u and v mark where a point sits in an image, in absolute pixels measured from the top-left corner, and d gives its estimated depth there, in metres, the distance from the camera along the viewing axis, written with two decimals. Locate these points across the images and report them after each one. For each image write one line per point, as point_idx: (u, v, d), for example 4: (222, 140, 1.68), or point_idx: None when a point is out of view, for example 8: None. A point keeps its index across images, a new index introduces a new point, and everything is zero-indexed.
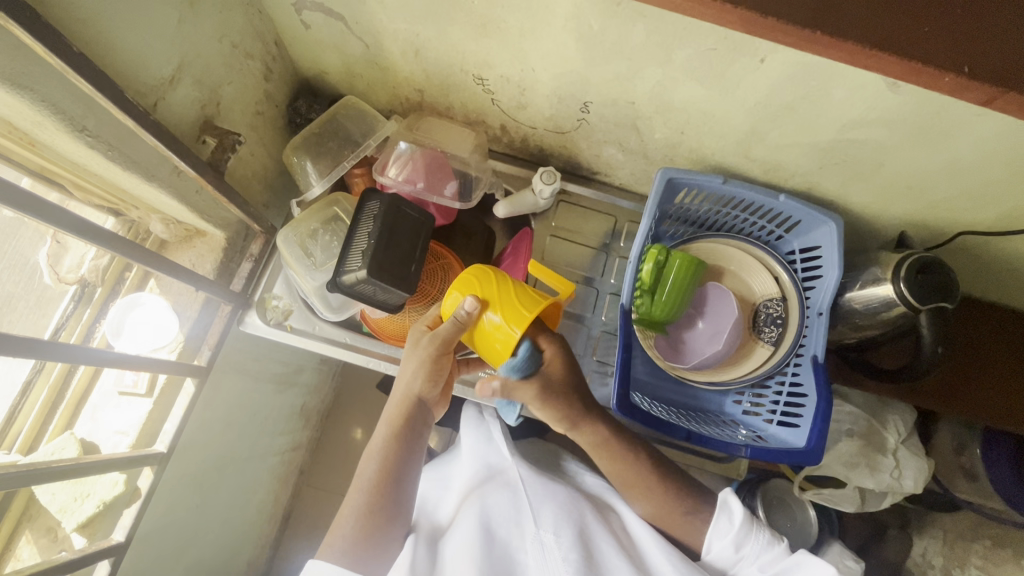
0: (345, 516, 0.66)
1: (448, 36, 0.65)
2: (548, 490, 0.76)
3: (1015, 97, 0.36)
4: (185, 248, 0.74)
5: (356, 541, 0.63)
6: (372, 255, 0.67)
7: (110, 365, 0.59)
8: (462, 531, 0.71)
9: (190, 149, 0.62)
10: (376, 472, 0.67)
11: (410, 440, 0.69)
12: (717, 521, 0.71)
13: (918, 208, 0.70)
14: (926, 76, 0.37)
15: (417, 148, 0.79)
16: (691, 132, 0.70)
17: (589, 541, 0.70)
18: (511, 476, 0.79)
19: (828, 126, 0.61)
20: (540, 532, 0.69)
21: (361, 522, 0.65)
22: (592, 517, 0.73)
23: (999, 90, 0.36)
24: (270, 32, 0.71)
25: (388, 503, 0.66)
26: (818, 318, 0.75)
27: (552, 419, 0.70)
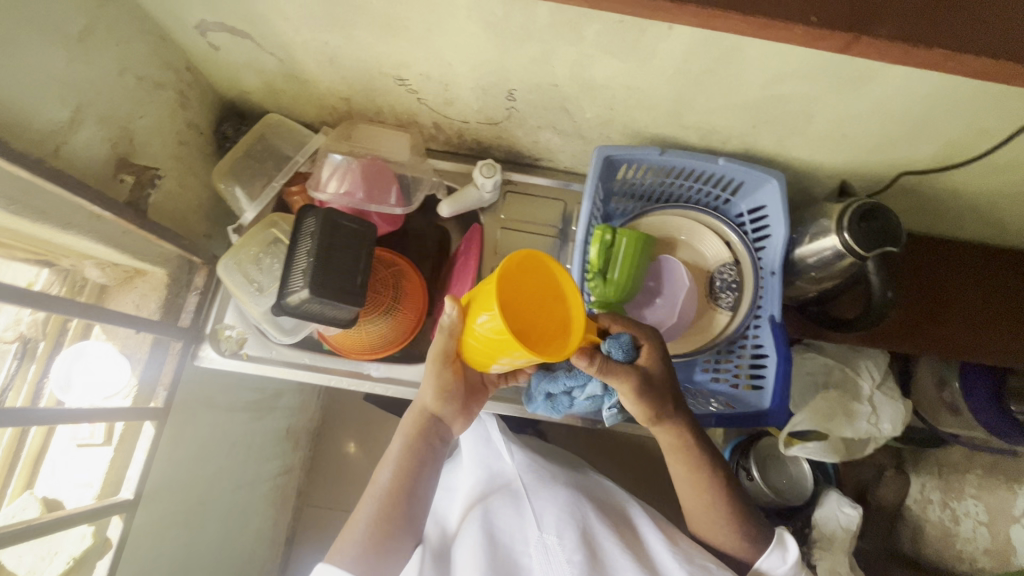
0: (354, 530, 0.65)
1: (358, 41, 0.63)
2: (550, 493, 0.76)
3: (871, 40, 0.38)
4: (126, 290, 0.73)
5: (367, 547, 0.63)
6: (312, 274, 0.66)
7: (60, 422, 0.58)
8: (467, 538, 0.70)
9: (105, 191, 0.61)
10: (387, 489, 0.66)
11: (425, 455, 0.68)
12: (771, 551, 0.69)
13: (856, 155, 0.69)
14: (773, 30, 0.38)
15: (352, 158, 0.77)
16: (620, 107, 0.68)
17: (592, 539, 0.70)
18: (514, 481, 0.79)
19: (751, 85, 0.60)
20: (544, 536, 0.69)
21: (371, 535, 0.64)
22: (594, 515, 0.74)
23: (856, 34, 0.38)
24: (180, 58, 0.69)
25: (399, 523, 0.65)
26: (772, 278, 0.74)
27: (659, 394, 0.64)
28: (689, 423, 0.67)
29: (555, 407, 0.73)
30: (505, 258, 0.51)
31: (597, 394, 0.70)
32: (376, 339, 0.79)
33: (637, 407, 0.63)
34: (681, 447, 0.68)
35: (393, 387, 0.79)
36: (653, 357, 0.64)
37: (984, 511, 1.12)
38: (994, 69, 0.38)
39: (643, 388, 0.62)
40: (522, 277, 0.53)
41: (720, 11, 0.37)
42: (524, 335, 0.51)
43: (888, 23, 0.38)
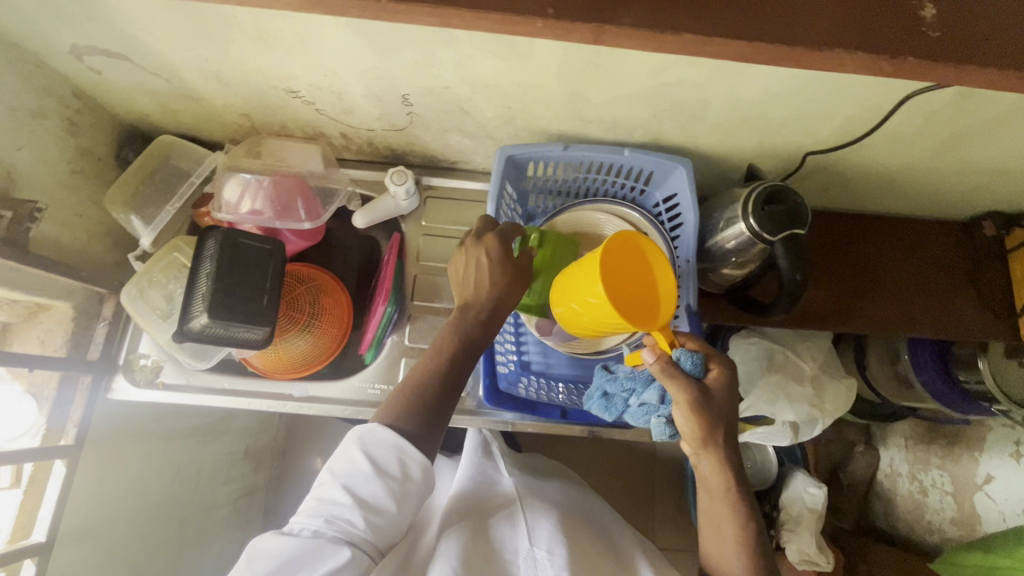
0: (401, 400, 0.60)
1: (236, 55, 0.61)
2: (541, 507, 0.74)
3: (613, 29, 0.37)
4: (28, 328, 0.70)
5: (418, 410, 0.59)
6: (211, 297, 0.64)
7: None
8: (459, 536, 0.66)
9: None
10: (447, 360, 0.62)
11: (483, 339, 0.64)
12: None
13: (761, 138, 0.68)
14: (522, 27, 0.38)
15: (261, 175, 0.75)
16: (518, 105, 0.67)
17: (579, 555, 0.67)
18: (510, 495, 0.76)
19: (638, 76, 0.59)
20: (534, 550, 0.66)
21: (421, 411, 0.59)
22: (574, 529, 0.73)
23: (598, 24, 0.37)
24: (63, 84, 0.67)
25: (448, 399, 0.61)
26: (688, 267, 0.73)
27: (722, 419, 0.58)
28: (735, 462, 0.60)
29: (610, 409, 0.67)
30: (602, 243, 0.54)
31: (652, 404, 0.63)
32: (297, 356, 0.77)
33: (686, 420, 0.58)
34: (721, 486, 0.60)
35: (317, 406, 0.78)
36: (718, 381, 0.58)
37: (949, 481, 1.10)
38: (754, 52, 0.38)
39: (701, 404, 0.56)
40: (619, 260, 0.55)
41: (465, 10, 0.37)
42: (624, 305, 0.53)
43: (631, 10, 0.38)
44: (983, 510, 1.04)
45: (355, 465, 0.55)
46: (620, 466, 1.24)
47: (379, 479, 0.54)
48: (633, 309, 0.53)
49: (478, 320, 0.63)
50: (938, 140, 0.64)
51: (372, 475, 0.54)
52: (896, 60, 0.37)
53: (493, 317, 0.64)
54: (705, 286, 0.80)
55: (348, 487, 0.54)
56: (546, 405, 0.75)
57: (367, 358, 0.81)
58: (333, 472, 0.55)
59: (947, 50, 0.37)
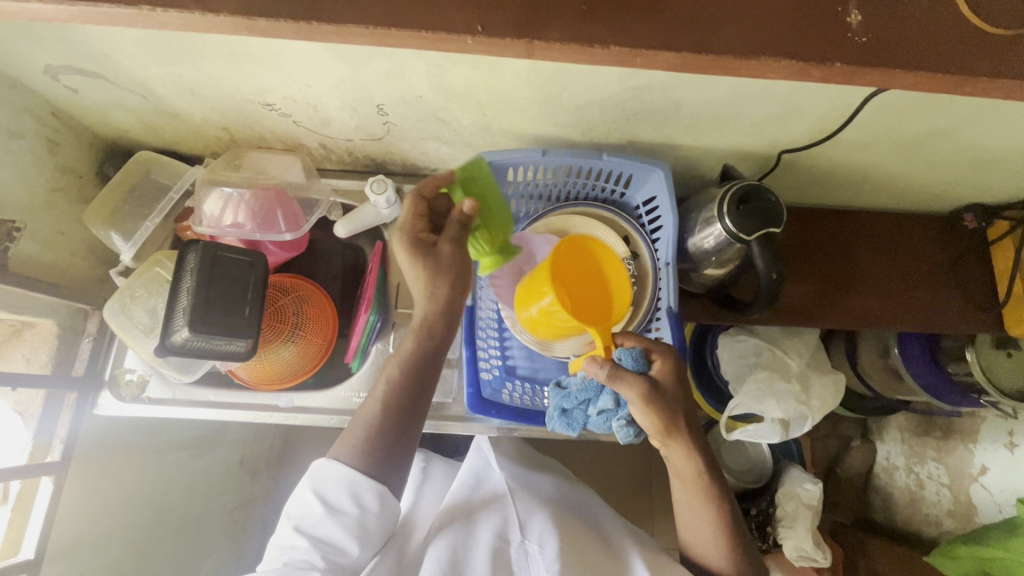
0: (356, 430, 0.61)
1: (209, 71, 0.62)
2: (535, 506, 0.74)
3: (542, 45, 0.38)
4: (13, 344, 0.68)
5: (372, 436, 0.60)
6: (192, 311, 0.65)
7: None
8: (449, 540, 0.67)
9: None
10: (397, 381, 0.63)
11: (436, 352, 0.65)
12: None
13: (736, 137, 0.68)
14: (451, 42, 0.38)
15: (241, 188, 0.75)
16: (492, 111, 0.67)
17: (569, 544, 0.68)
18: (499, 485, 0.77)
19: (608, 80, 0.59)
20: (525, 542, 0.68)
21: (373, 436, 0.60)
22: (567, 528, 0.72)
23: (527, 40, 0.38)
24: (41, 103, 0.68)
25: (403, 417, 0.62)
26: (667, 268, 0.73)
27: (674, 404, 0.61)
28: (700, 450, 0.64)
29: (572, 424, 0.67)
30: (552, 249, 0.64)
31: (610, 409, 0.65)
32: (284, 367, 0.78)
33: (643, 417, 0.61)
34: (691, 472, 0.65)
35: (304, 416, 0.78)
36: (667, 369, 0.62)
37: (945, 473, 1.10)
38: (683, 62, 0.38)
39: (652, 398, 0.60)
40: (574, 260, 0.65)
41: (388, 29, 0.37)
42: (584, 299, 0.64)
43: (559, 24, 0.38)
44: (979, 501, 1.03)
45: (310, 506, 0.58)
46: (615, 467, 1.24)
47: (332, 517, 0.56)
48: (589, 309, 0.63)
49: (428, 326, 0.64)
50: (912, 135, 0.64)
51: (325, 515, 0.57)
52: (823, 66, 0.38)
53: (441, 326, 0.64)
54: (689, 286, 0.80)
55: (302, 530, 0.57)
56: (531, 410, 0.75)
57: (352, 366, 0.81)
58: (289, 515, 0.58)
59: (885, 56, 0.38)
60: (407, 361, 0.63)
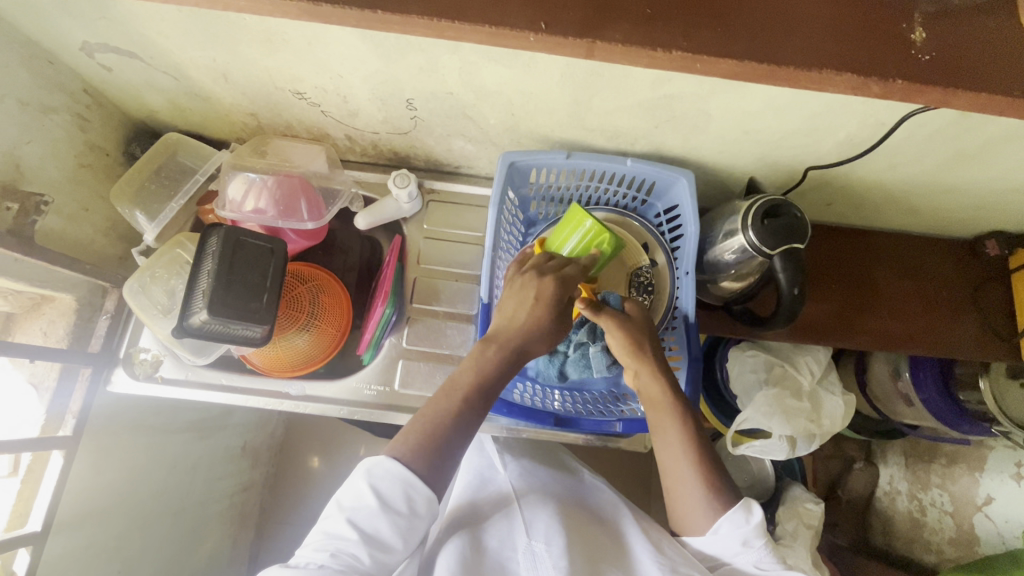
0: (413, 430, 0.59)
1: (245, 57, 0.62)
2: (541, 502, 0.73)
3: (605, 46, 0.38)
4: (32, 317, 0.71)
5: (436, 445, 0.58)
6: (212, 294, 0.65)
7: None
8: (454, 541, 0.66)
9: None
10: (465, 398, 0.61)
11: (504, 379, 0.64)
12: (733, 510, 0.61)
13: (763, 151, 0.68)
14: (513, 38, 0.39)
15: (268, 175, 0.76)
16: (520, 112, 0.68)
17: (579, 546, 0.66)
18: (505, 488, 0.77)
19: (640, 87, 0.59)
20: (532, 543, 0.65)
21: (435, 445, 0.58)
22: (579, 523, 0.71)
23: (589, 40, 0.38)
24: (74, 80, 0.68)
25: (463, 438, 0.60)
26: (686, 277, 0.73)
27: (643, 332, 0.68)
28: (666, 373, 0.66)
29: (553, 364, 0.74)
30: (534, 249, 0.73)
31: (584, 343, 0.74)
32: (296, 356, 0.78)
33: (618, 341, 0.67)
34: (660, 397, 0.66)
35: (312, 405, 0.78)
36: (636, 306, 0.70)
37: (949, 501, 1.09)
38: (743, 71, 0.39)
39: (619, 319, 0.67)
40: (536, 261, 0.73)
41: (448, 21, 0.38)
42: None
43: (622, 27, 0.38)
44: (982, 531, 1.03)
45: (363, 499, 0.54)
46: (615, 475, 1.24)
47: (385, 514, 0.53)
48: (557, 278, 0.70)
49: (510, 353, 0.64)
50: (941, 158, 0.64)
51: (379, 510, 0.53)
52: (885, 82, 0.38)
53: (520, 354, 0.64)
54: (705, 298, 0.80)
55: (354, 522, 0.53)
56: (540, 412, 0.74)
57: (363, 359, 0.81)
58: (340, 504, 0.55)
59: (950, 75, 0.38)
60: (475, 379, 0.62)
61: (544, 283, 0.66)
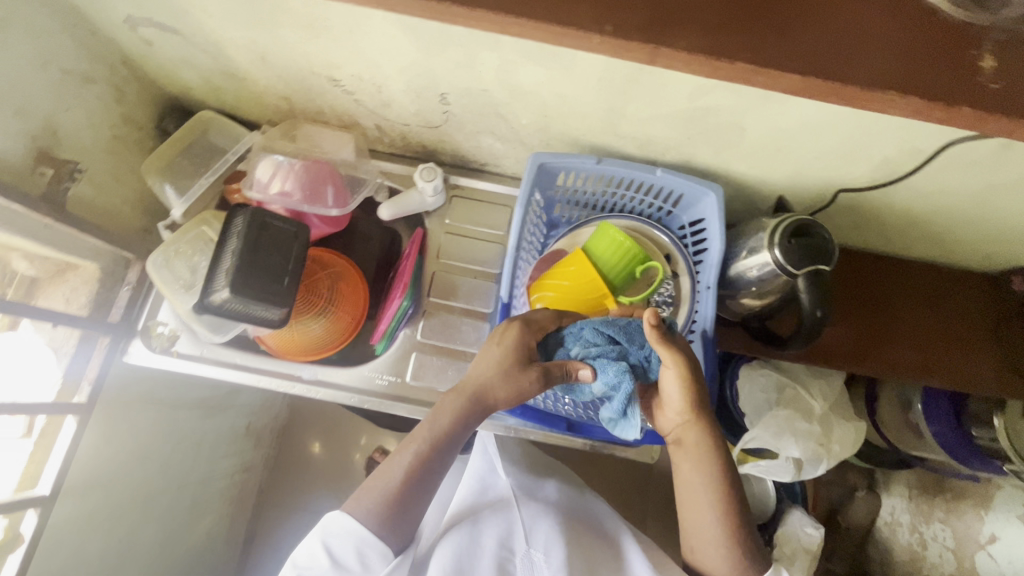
0: (373, 484, 0.64)
1: (285, 41, 0.63)
2: (540, 510, 0.74)
3: (667, 52, 0.37)
4: (54, 283, 0.70)
5: (389, 504, 0.62)
6: (236, 273, 0.66)
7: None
8: (452, 545, 0.67)
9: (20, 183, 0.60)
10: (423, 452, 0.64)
11: (463, 431, 0.65)
12: None
13: (795, 169, 0.67)
14: (576, 38, 0.38)
15: (294, 159, 0.76)
16: (553, 113, 0.67)
17: (576, 555, 0.68)
18: (503, 489, 0.77)
19: (676, 97, 0.59)
20: (530, 552, 0.68)
21: (393, 500, 0.62)
22: (579, 535, 0.72)
23: (653, 45, 0.37)
24: (113, 52, 0.69)
25: (423, 491, 0.64)
26: (707, 292, 0.72)
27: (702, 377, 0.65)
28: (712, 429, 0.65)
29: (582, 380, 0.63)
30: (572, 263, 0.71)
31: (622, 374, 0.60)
32: (311, 341, 0.78)
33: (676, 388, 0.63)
34: (709, 446, 0.65)
35: (324, 391, 0.78)
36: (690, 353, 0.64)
37: (951, 537, 1.07)
38: (806, 86, 0.38)
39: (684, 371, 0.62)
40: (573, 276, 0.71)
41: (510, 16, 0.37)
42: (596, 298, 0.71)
43: (685, 34, 0.38)
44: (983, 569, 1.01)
45: (316, 558, 0.60)
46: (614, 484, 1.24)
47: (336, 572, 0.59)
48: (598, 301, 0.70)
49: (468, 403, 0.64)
50: (975, 189, 0.63)
51: (330, 569, 0.59)
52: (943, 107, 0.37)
53: (479, 408, 0.64)
54: (724, 312, 0.79)
55: None
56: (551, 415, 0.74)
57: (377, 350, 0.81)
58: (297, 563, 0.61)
59: (1009, 105, 0.37)
60: (432, 438, 0.64)
61: (508, 329, 0.64)
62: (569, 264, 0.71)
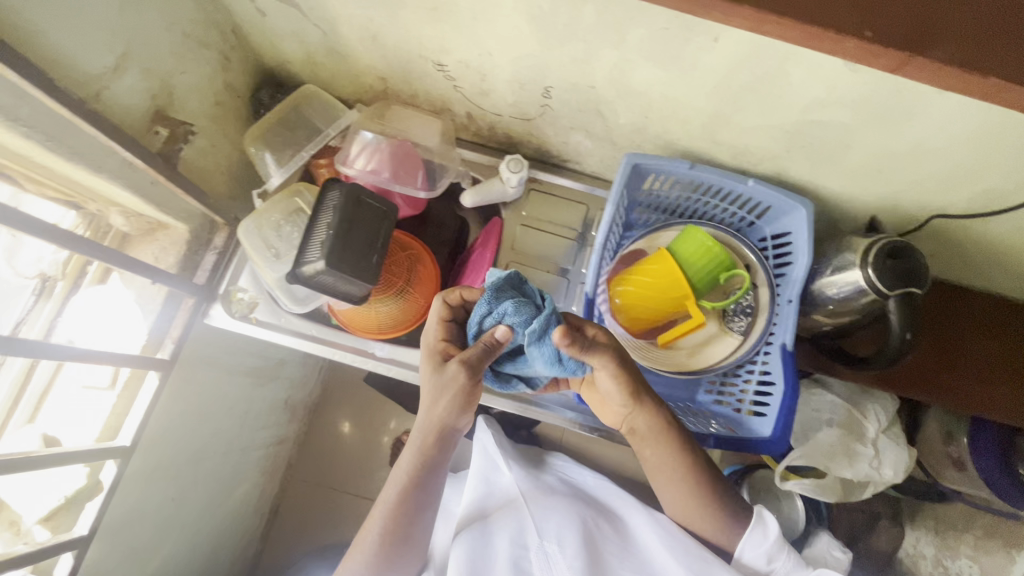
0: (369, 537, 0.68)
1: (403, 22, 0.63)
2: (547, 502, 0.79)
3: (921, 62, 0.38)
4: (146, 242, 0.74)
5: (384, 545, 0.68)
6: (330, 246, 0.67)
7: (72, 360, 0.63)
8: (467, 545, 0.72)
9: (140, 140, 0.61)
10: (394, 503, 0.68)
11: (427, 469, 0.68)
12: (752, 529, 0.67)
13: (890, 191, 0.67)
14: (829, 42, 0.39)
15: (382, 137, 0.78)
16: (655, 115, 0.68)
17: (590, 546, 0.71)
18: (509, 492, 0.82)
19: (789, 109, 0.60)
20: (544, 544, 0.71)
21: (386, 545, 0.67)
22: (591, 523, 0.76)
23: (909, 55, 0.38)
24: (227, 19, 0.70)
25: (412, 524, 0.68)
26: (787, 306, 0.73)
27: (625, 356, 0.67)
28: (658, 409, 0.68)
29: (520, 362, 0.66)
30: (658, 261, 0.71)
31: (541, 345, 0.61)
32: (385, 320, 0.79)
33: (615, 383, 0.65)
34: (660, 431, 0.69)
35: (397, 369, 0.80)
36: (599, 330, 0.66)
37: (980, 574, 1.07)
38: None
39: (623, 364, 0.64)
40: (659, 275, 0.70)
41: (768, 14, 0.37)
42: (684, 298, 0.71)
43: (944, 47, 0.38)
44: None
45: None
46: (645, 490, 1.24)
47: None
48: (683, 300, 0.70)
49: (425, 441, 0.67)
50: None
51: None
52: None
53: (432, 445, 0.67)
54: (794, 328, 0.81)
55: None
56: None
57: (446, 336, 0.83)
58: None
59: None
60: (405, 486, 0.68)
61: (433, 334, 0.67)
62: (652, 263, 0.72)
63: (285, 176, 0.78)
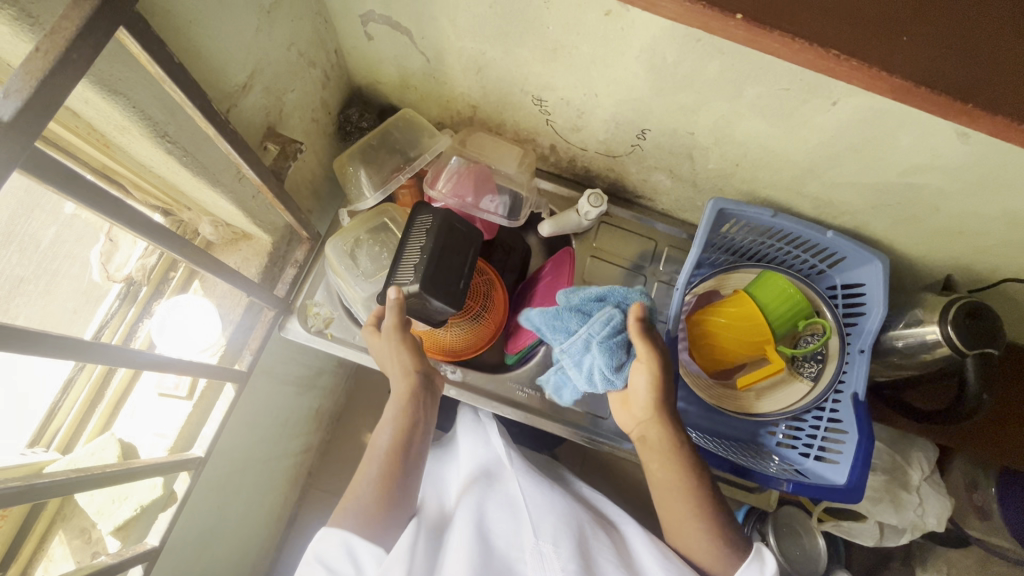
0: (352, 495, 0.64)
1: (515, 57, 0.65)
2: (550, 502, 0.70)
3: None
4: (230, 251, 0.74)
5: (371, 505, 0.62)
6: (424, 270, 0.66)
7: (149, 369, 0.55)
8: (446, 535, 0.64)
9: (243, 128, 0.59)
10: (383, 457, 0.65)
11: (412, 420, 0.67)
12: (749, 562, 0.61)
13: (967, 252, 0.70)
14: None
15: (466, 162, 0.79)
16: (746, 164, 0.70)
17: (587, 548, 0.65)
18: (510, 485, 0.74)
19: (886, 170, 0.62)
20: (538, 541, 0.64)
21: (377, 493, 0.63)
22: (593, 532, 0.68)
23: None
24: (332, 40, 0.71)
25: (404, 476, 0.65)
26: (859, 356, 0.75)
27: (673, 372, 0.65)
28: (678, 421, 0.65)
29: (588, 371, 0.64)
30: (737, 306, 0.73)
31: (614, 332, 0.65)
32: (456, 341, 0.80)
33: (649, 379, 0.63)
34: (669, 447, 0.64)
35: (466, 393, 0.80)
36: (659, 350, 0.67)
37: None
38: None
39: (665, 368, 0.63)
40: (738, 321, 0.73)
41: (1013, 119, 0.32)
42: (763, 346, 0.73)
43: None
44: None
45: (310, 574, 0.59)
46: None
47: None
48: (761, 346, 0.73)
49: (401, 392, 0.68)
50: None
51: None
52: None
53: (413, 394, 0.68)
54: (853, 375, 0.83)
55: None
56: (714, 456, 0.74)
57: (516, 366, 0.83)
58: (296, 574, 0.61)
59: None
60: (390, 443, 0.66)
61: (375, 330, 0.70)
62: (729, 305, 0.74)
63: (377, 198, 0.80)
